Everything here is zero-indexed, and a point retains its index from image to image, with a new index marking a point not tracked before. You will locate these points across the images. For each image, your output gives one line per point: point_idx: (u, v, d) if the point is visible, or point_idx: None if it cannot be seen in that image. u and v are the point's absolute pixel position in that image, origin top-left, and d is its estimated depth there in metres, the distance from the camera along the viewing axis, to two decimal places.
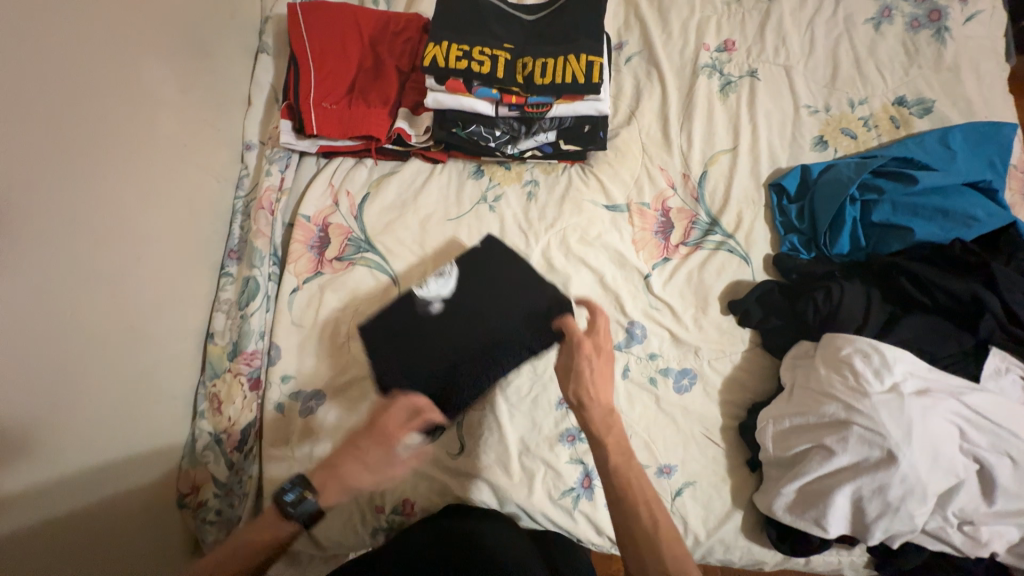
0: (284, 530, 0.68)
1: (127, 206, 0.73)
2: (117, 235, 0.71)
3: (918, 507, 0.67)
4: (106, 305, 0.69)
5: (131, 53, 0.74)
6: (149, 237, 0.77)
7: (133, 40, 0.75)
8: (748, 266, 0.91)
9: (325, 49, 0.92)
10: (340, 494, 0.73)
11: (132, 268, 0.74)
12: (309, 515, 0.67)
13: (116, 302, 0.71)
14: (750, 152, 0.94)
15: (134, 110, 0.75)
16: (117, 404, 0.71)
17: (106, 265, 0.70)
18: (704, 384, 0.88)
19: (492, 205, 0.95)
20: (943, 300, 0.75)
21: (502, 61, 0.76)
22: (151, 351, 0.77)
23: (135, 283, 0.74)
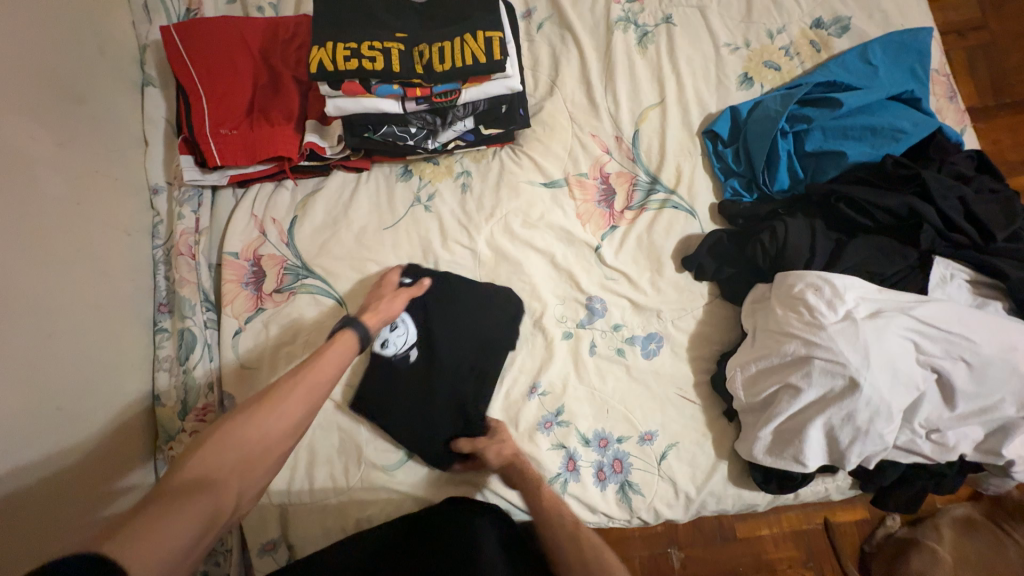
0: (346, 346, 0.68)
1: (23, 281, 0.66)
2: (18, 315, 0.65)
3: (886, 427, 0.68)
4: (23, 393, 0.63)
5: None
6: (57, 310, 0.70)
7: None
8: (696, 219, 0.89)
9: (213, 70, 0.85)
10: (387, 317, 0.77)
11: (46, 346, 0.68)
12: (364, 332, 0.71)
13: (35, 387, 0.65)
14: (678, 102, 0.92)
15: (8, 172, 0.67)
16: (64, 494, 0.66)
17: (13, 349, 0.63)
18: (672, 345, 0.88)
19: (427, 204, 0.91)
20: (883, 217, 0.74)
21: (396, 52, 0.70)
22: (91, 430, 0.72)
23: (53, 363, 0.68)
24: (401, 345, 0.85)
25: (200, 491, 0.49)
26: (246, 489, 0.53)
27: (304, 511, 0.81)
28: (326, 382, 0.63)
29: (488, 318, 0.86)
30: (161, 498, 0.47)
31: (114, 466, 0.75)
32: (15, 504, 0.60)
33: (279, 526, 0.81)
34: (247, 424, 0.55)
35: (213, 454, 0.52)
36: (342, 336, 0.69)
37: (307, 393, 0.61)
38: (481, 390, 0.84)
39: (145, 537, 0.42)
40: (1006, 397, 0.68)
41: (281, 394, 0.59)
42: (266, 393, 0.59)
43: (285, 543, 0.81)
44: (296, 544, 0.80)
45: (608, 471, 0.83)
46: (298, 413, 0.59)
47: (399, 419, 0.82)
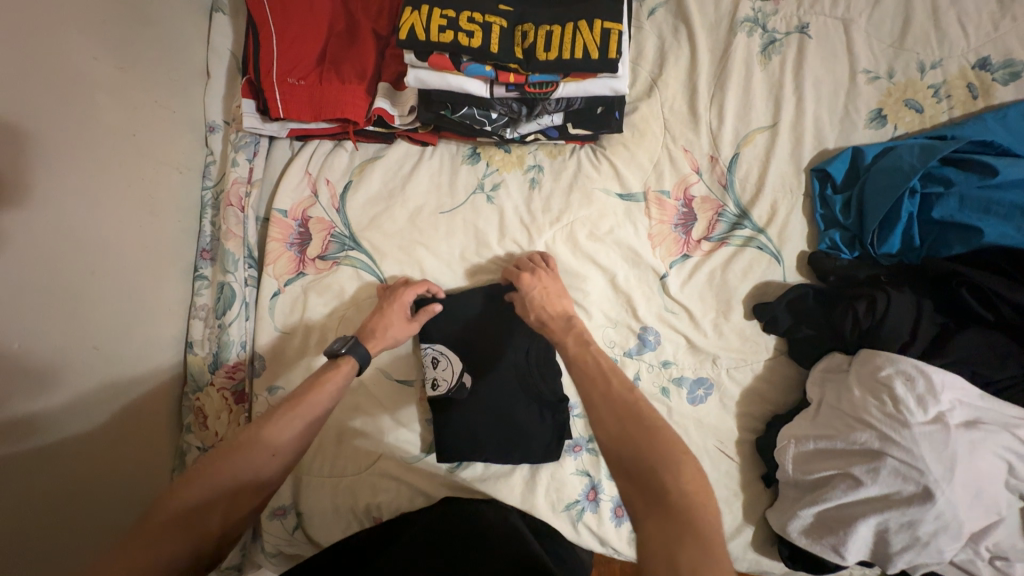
0: (342, 376, 0.69)
1: (71, 213, 0.63)
2: (64, 249, 0.62)
3: (948, 544, 0.62)
4: (62, 331, 0.62)
5: (52, 21, 0.61)
6: (103, 247, 0.68)
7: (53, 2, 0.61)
8: (780, 266, 0.80)
9: (288, 9, 0.77)
10: (389, 341, 0.76)
11: (89, 284, 0.66)
12: (362, 356, 0.71)
13: (75, 325, 0.64)
14: (792, 130, 0.80)
15: (69, 94, 0.63)
16: (91, 431, 0.66)
17: (55, 287, 0.61)
18: (721, 395, 0.81)
19: (490, 195, 0.84)
20: (1009, 314, 0.65)
21: (497, 30, 0.61)
22: (125, 371, 0.71)
23: (94, 301, 0.66)
24: (451, 378, 0.80)
25: (186, 524, 0.54)
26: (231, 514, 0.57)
27: (316, 485, 0.81)
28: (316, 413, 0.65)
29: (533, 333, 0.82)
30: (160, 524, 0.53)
31: (141, 407, 0.75)
32: (43, 440, 0.60)
33: (291, 495, 0.82)
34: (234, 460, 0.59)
35: (198, 485, 0.56)
36: (339, 362, 0.70)
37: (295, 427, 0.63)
38: (513, 396, 0.81)
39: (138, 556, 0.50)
40: None
41: (270, 433, 0.61)
42: (251, 431, 0.62)
43: (294, 511, 0.82)
44: (305, 513, 0.82)
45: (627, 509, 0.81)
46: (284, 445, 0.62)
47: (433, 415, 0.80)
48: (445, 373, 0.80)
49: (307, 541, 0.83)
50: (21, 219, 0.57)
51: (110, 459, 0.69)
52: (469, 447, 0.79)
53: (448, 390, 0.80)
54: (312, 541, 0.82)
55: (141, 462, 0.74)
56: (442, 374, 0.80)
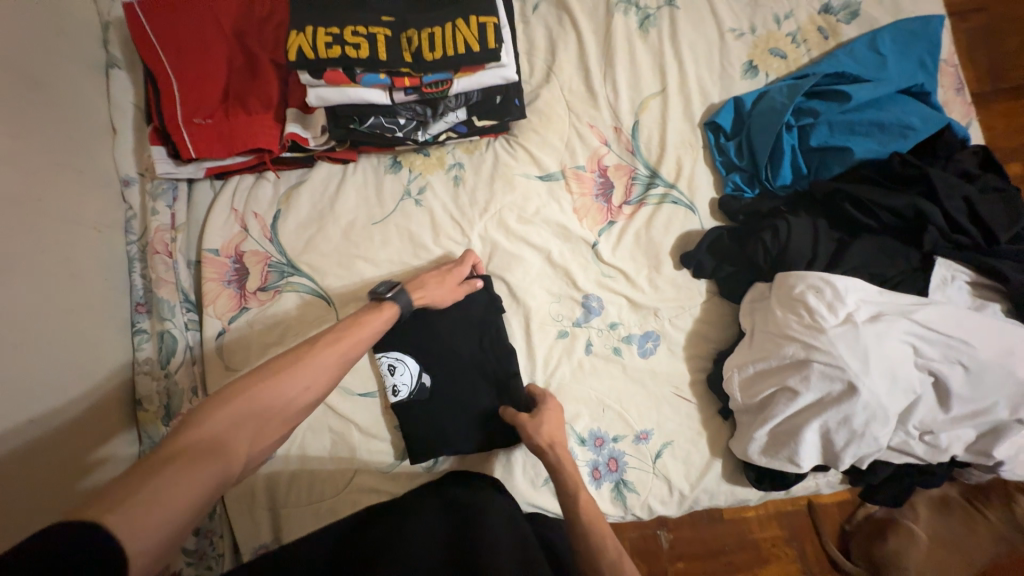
0: (382, 321, 0.71)
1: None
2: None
3: (881, 430, 0.69)
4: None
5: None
6: (26, 318, 0.65)
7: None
8: (695, 215, 0.87)
9: (183, 53, 0.79)
10: (431, 298, 0.78)
11: (18, 359, 0.63)
12: (405, 303, 0.75)
13: (9, 401, 0.61)
14: (681, 91, 0.88)
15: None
16: (44, 510, 0.63)
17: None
18: (668, 343, 0.87)
19: (418, 198, 0.87)
20: (887, 219, 0.73)
21: (382, 39, 0.65)
22: (71, 442, 0.69)
23: (26, 374, 0.64)
24: (410, 382, 0.82)
25: (210, 456, 0.48)
26: (259, 442, 0.55)
27: (296, 516, 0.80)
28: (353, 352, 0.66)
29: (484, 322, 0.85)
30: (183, 454, 0.47)
31: (98, 475, 0.72)
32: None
33: (272, 532, 0.80)
34: (271, 392, 0.57)
35: (238, 410, 0.54)
36: (382, 308, 0.72)
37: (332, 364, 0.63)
38: (475, 386, 0.83)
39: (145, 497, 0.42)
40: (1001, 400, 0.67)
41: (311, 365, 0.61)
42: (290, 361, 0.60)
43: (278, 547, 0.80)
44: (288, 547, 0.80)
45: (604, 470, 0.84)
46: (314, 386, 0.61)
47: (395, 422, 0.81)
48: (403, 378, 0.82)
49: None
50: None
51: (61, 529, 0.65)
52: (441, 441, 0.81)
53: (409, 395, 0.82)
54: None
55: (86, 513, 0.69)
56: (400, 378, 0.82)
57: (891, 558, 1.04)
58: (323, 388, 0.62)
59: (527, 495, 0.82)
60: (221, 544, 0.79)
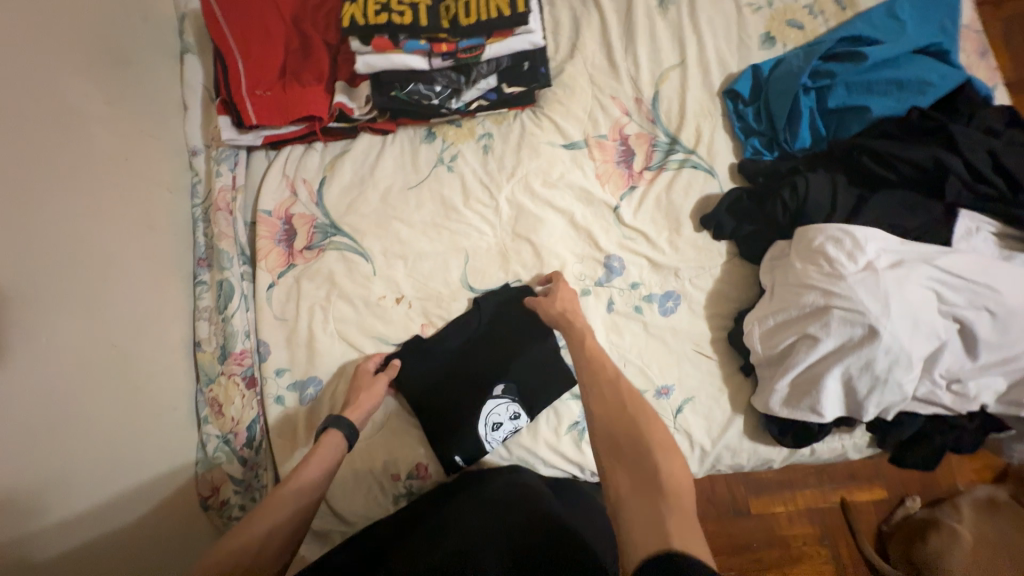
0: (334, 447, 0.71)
1: (79, 224, 0.71)
2: (75, 256, 0.70)
3: (905, 375, 0.69)
4: (81, 326, 0.69)
5: (49, 67, 0.71)
6: (108, 256, 0.75)
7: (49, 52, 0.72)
8: (715, 179, 0.90)
9: (249, 36, 0.90)
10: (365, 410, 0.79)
11: (100, 290, 0.73)
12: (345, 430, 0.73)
13: (93, 322, 0.70)
14: (699, 63, 0.92)
15: (69, 127, 0.73)
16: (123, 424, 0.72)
17: (71, 289, 0.68)
18: (689, 303, 0.89)
19: (450, 165, 0.94)
20: (907, 170, 0.75)
21: (423, 8, 0.75)
22: (143, 369, 0.78)
23: (106, 303, 0.73)
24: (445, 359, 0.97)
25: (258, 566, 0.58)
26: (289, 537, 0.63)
27: None
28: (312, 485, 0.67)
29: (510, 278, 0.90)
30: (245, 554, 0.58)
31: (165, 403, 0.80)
32: (69, 425, 0.64)
33: None
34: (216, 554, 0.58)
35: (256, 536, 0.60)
36: (326, 436, 0.72)
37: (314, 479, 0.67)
38: (502, 338, 0.87)
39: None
40: None
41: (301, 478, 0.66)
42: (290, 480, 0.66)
43: None
44: (326, 485, 0.84)
45: None
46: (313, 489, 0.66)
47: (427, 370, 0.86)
48: None
49: (331, 513, 0.85)
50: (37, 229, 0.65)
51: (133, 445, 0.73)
52: (468, 389, 0.85)
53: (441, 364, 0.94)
54: (336, 514, 0.84)
55: (197, 518, 0.82)
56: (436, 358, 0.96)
57: (931, 558, 1.06)
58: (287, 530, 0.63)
59: (549, 444, 0.86)
60: (265, 477, 0.85)
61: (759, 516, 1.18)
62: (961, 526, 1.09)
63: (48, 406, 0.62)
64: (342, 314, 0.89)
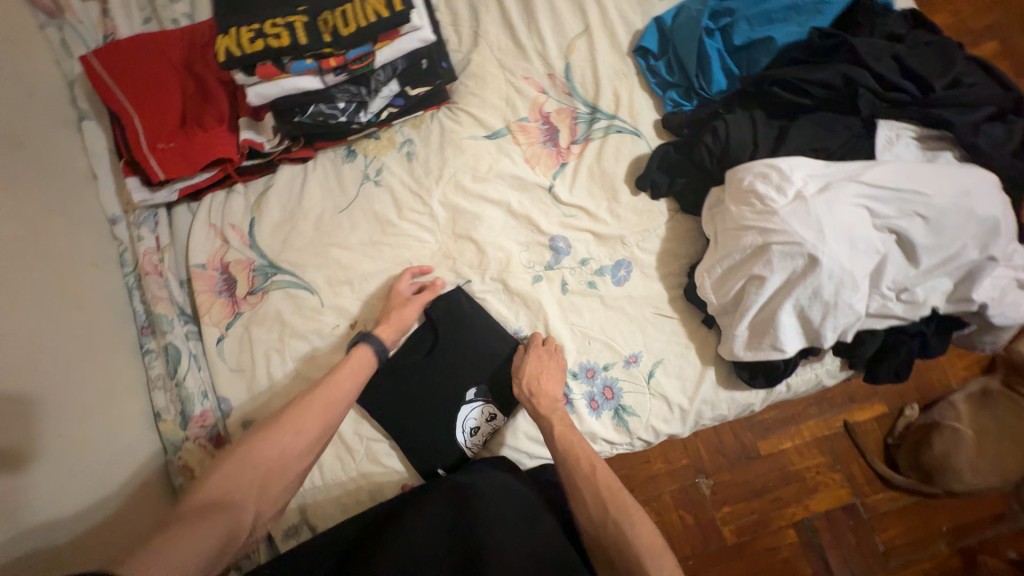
0: (362, 364, 0.77)
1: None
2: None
3: (853, 295, 0.69)
4: (13, 421, 0.63)
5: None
6: (33, 339, 0.70)
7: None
8: (642, 139, 0.89)
9: (138, 89, 0.86)
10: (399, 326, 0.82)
11: (31, 376, 0.68)
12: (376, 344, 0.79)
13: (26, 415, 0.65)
14: (604, 27, 0.91)
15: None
16: (75, 515, 0.67)
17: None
18: (641, 267, 0.88)
19: (377, 179, 0.92)
20: (820, 93, 0.74)
21: (299, 25, 0.72)
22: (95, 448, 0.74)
23: (42, 387, 0.69)
24: None
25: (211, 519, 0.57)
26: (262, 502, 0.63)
27: (318, 497, 0.82)
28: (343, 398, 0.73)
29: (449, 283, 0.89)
30: (183, 523, 0.56)
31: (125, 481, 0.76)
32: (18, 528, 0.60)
33: (298, 513, 0.82)
34: (260, 448, 0.65)
35: (224, 473, 0.62)
36: (355, 350, 0.78)
37: (320, 415, 0.70)
38: (462, 342, 0.86)
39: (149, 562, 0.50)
40: (967, 242, 0.68)
41: (295, 419, 0.68)
42: (284, 413, 0.69)
43: (307, 525, 0.82)
44: (318, 525, 0.81)
45: (601, 400, 0.85)
46: (313, 427, 0.69)
47: (392, 392, 0.84)
48: None
49: None
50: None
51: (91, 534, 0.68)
52: (437, 398, 0.84)
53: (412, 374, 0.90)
54: None
55: None
56: None
57: (939, 462, 1.05)
58: (323, 430, 0.70)
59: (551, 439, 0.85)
60: None
61: (771, 456, 1.18)
62: (961, 424, 1.06)
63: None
64: (296, 351, 0.87)
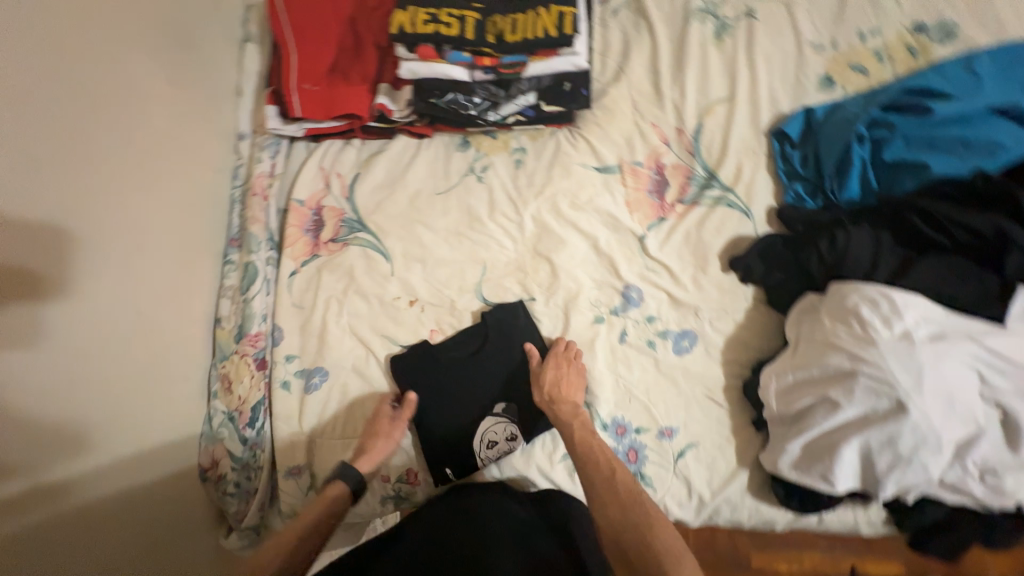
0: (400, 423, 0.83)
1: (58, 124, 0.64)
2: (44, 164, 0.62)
3: (932, 457, 0.64)
4: (43, 249, 0.61)
5: (122, 33, 0.76)
6: (101, 187, 0.70)
7: (119, 12, 0.76)
8: (750, 220, 0.86)
9: (304, 30, 0.93)
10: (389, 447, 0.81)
11: (99, 232, 0.69)
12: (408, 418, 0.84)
13: (58, 247, 0.63)
14: (749, 100, 0.89)
15: (107, 60, 0.72)
16: (123, 416, 0.73)
17: (29, 199, 0.60)
18: (706, 345, 0.85)
19: (480, 175, 0.94)
20: (962, 237, 0.69)
21: (471, 22, 0.83)
22: (154, 355, 0.78)
23: (84, 228, 0.67)
24: None
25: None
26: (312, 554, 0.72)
27: (327, 448, 0.85)
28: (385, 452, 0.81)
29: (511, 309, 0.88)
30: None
31: (163, 419, 0.80)
32: (58, 453, 0.63)
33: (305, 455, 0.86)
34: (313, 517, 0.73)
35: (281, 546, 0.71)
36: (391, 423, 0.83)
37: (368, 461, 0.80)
38: (507, 355, 0.87)
39: None
40: None
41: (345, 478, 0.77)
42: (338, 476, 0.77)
43: (309, 469, 0.86)
44: (318, 473, 0.86)
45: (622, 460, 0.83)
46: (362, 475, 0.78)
47: (427, 377, 0.86)
48: None
49: None
50: (21, 133, 0.59)
51: (122, 475, 0.72)
52: (466, 398, 0.85)
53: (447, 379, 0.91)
54: None
55: (195, 487, 0.85)
56: None
57: None
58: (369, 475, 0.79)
59: (560, 480, 0.84)
60: (262, 457, 0.87)
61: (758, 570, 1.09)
62: None
63: (24, 396, 0.59)
64: (354, 307, 0.91)
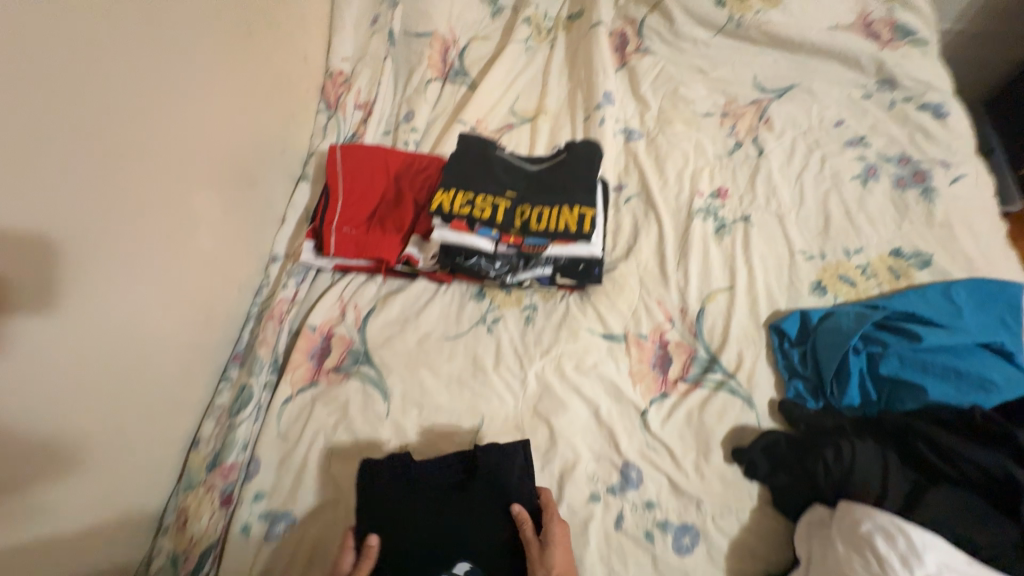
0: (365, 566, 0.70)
1: (81, 229, 0.63)
2: (56, 274, 0.60)
3: None
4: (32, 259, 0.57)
5: (200, 172, 0.85)
6: (120, 296, 0.70)
7: (204, 155, 0.86)
8: (752, 410, 0.86)
9: (354, 182, 1.06)
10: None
11: (110, 350, 0.69)
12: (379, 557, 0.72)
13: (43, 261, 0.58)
14: (747, 293, 0.96)
15: (167, 183, 0.77)
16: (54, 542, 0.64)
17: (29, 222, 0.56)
18: (708, 546, 0.78)
19: (491, 326, 0.98)
20: (971, 471, 0.69)
21: (502, 208, 0.93)
22: (111, 483, 0.72)
23: (94, 343, 0.66)
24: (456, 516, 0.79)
25: None
26: None
27: None
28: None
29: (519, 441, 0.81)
30: None
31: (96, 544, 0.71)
32: None
33: None
34: None
35: None
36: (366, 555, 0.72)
37: None
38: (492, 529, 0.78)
39: None
40: None
41: None
42: None
43: None
44: None
45: None
46: None
47: None
48: None
49: None
50: (78, 257, 0.63)
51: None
52: None
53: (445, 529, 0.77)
54: None
55: None
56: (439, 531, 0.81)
57: None
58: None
59: None
60: None
61: None
62: None
63: None
64: (340, 447, 0.86)
